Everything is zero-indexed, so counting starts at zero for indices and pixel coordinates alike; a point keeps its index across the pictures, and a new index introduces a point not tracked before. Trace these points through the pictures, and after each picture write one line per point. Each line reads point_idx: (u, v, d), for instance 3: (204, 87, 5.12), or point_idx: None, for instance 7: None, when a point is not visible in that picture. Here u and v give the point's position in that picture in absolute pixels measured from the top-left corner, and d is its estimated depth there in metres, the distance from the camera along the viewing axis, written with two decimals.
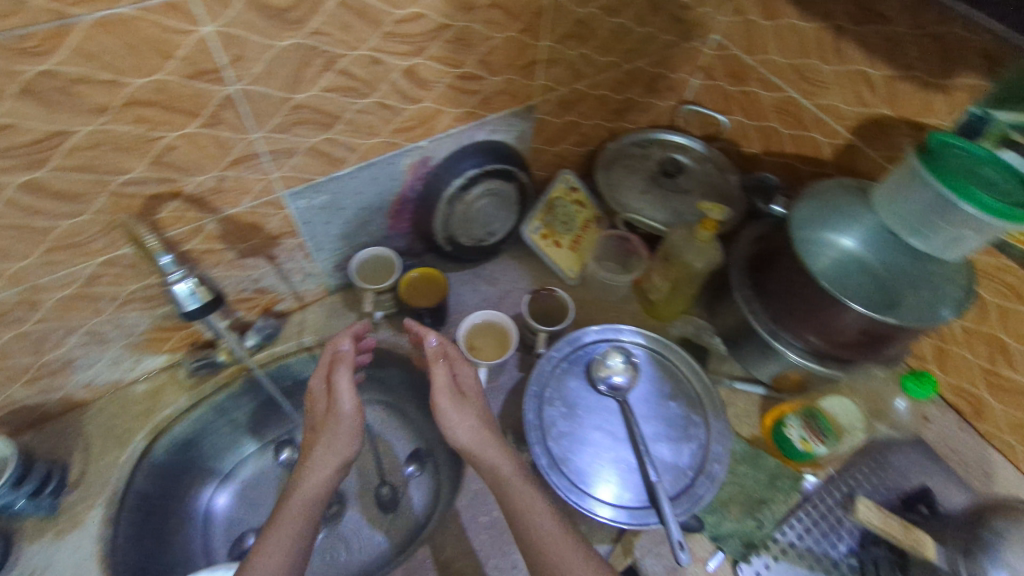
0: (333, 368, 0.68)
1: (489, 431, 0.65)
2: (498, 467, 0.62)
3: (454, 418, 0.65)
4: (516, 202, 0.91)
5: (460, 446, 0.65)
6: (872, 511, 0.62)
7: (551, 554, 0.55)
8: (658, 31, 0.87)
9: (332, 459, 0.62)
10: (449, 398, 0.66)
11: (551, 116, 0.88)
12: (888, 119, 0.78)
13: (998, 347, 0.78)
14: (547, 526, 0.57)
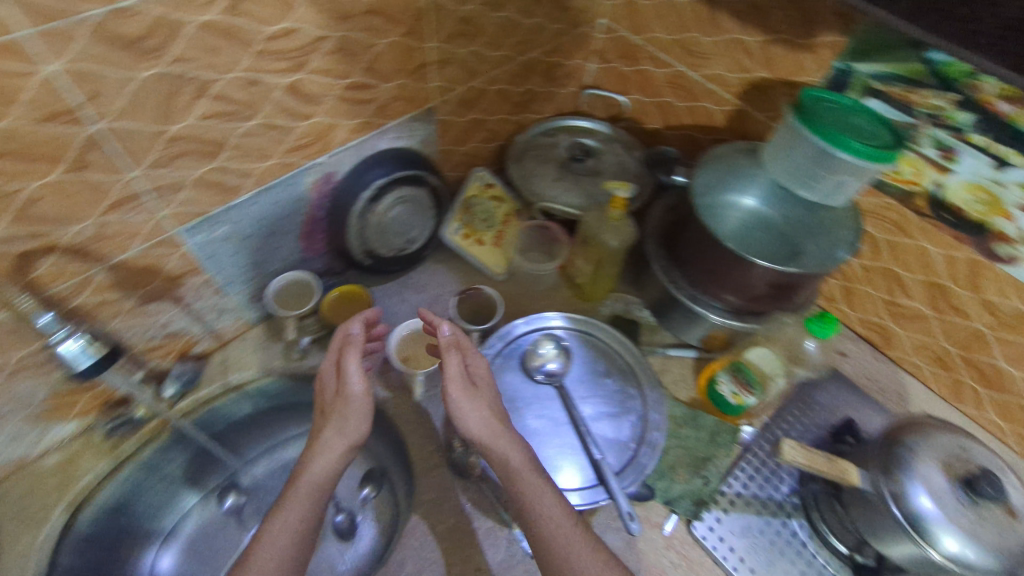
0: (346, 358, 0.65)
1: (501, 422, 0.63)
2: (510, 457, 0.61)
3: (465, 408, 0.63)
4: (431, 206, 0.90)
5: (472, 436, 0.63)
6: (796, 451, 0.66)
7: (558, 552, 0.55)
8: (545, 20, 0.88)
9: (331, 456, 0.61)
10: (461, 386, 0.63)
11: (453, 117, 0.88)
12: (767, 82, 0.82)
13: (892, 278, 0.85)
14: (560, 523, 0.57)
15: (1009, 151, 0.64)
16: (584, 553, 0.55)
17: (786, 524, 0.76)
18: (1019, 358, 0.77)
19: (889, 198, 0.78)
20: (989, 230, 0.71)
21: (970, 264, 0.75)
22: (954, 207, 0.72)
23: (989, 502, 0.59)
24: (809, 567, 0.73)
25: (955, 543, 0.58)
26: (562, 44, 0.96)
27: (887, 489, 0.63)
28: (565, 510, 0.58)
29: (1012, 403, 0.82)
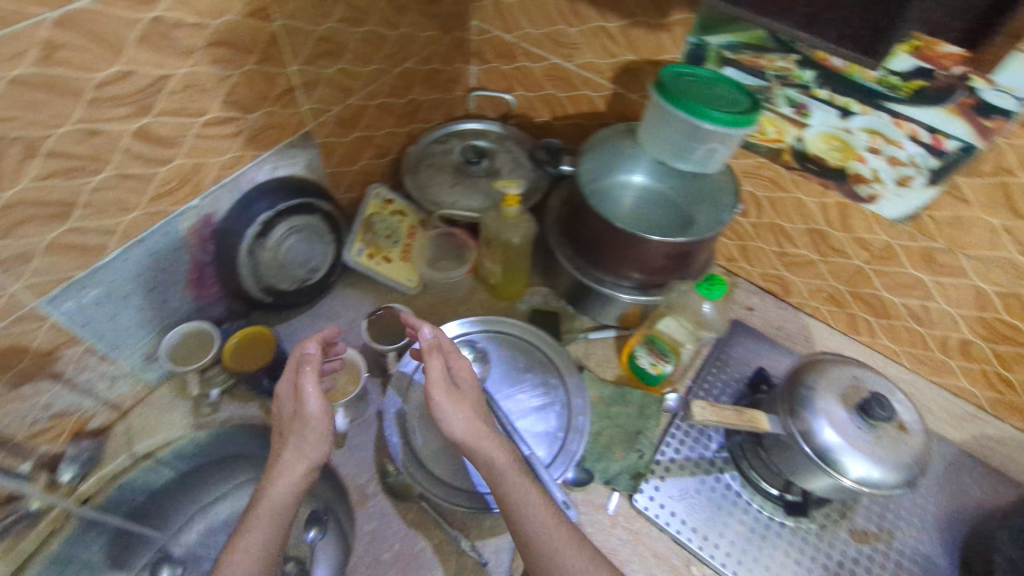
0: (308, 377, 0.60)
1: (485, 424, 0.62)
2: (494, 459, 0.60)
3: (449, 412, 0.61)
4: (328, 230, 0.87)
5: (456, 440, 0.61)
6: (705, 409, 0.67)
7: (546, 549, 0.57)
8: (414, 29, 0.87)
9: (293, 477, 0.57)
10: (444, 390, 0.62)
11: (336, 138, 0.86)
12: (634, 63, 0.85)
13: (778, 231, 0.91)
14: (542, 525, 0.58)
15: (849, 100, 0.70)
16: (569, 553, 0.57)
17: (720, 478, 0.80)
18: (894, 285, 0.85)
19: (760, 158, 0.83)
20: (848, 174, 0.77)
21: (839, 207, 0.81)
22: (815, 157, 0.78)
23: (882, 424, 0.64)
24: (746, 514, 0.77)
25: (861, 467, 0.63)
26: (438, 50, 0.95)
27: (796, 429, 0.67)
28: (545, 508, 0.59)
29: (898, 327, 0.90)
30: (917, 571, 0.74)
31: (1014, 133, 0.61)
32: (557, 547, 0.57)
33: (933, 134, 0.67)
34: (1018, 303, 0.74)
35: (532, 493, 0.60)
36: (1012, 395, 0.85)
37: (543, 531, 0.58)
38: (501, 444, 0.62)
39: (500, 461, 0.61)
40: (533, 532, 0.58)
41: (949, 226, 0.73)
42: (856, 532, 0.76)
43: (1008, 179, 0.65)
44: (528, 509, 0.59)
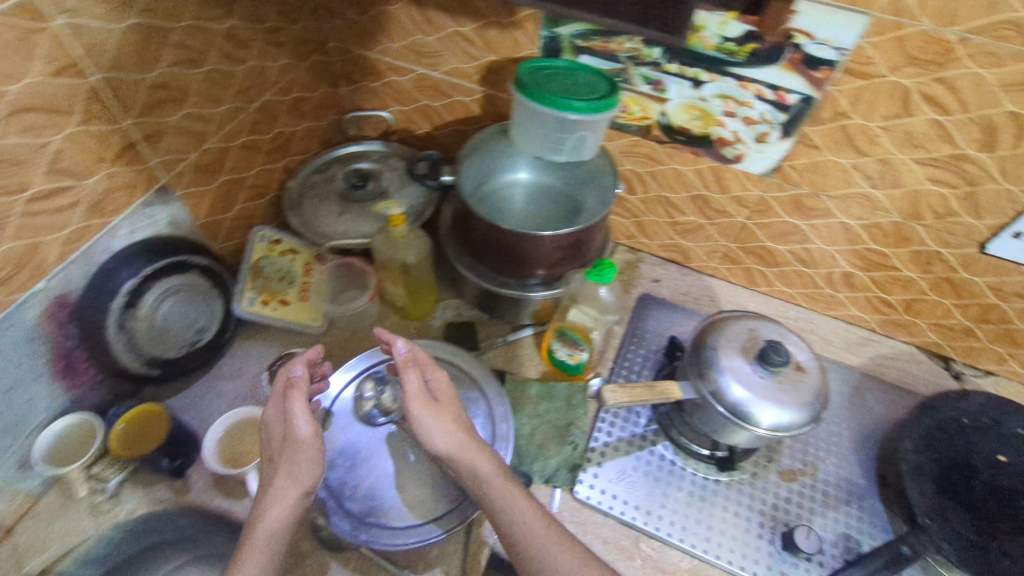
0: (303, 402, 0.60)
1: (466, 434, 0.64)
2: (477, 469, 0.62)
3: (430, 426, 0.62)
4: (211, 285, 0.82)
5: (439, 452, 0.63)
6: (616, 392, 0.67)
7: (537, 553, 0.58)
8: (264, 60, 0.83)
9: (288, 502, 0.56)
10: (425, 405, 0.63)
11: (200, 186, 0.80)
12: (497, 63, 0.85)
13: (665, 203, 0.94)
14: (530, 526, 0.59)
15: (697, 71, 0.73)
16: (558, 552, 0.58)
17: (654, 451, 0.82)
18: (776, 234, 0.90)
19: (633, 137, 0.86)
20: (713, 139, 0.80)
21: (712, 171, 0.85)
22: (681, 129, 0.81)
23: (781, 368, 0.67)
24: (684, 480, 0.79)
25: (771, 414, 0.66)
26: (298, 78, 0.91)
27: (707, 390, 0.69)
28: (532, 510, 0.60)
29: (788, 272, 0.95)
30: (842, 495, 0.79)
31: (839, 80, 0.67)
32: (545, 546, 0.58)
33: (775, 91, 0.71)
34: (880, 231, 0.81)
35: (518, 498, 0.61)
36: (895, 314, 0.93)
37: (530, 533, 0.59)
38: (484, 453, 0.63)
39: (485, 469, 0.62)
40: (520, 534, 0.59)
41: (808, 173, 0.78)
42: (784, 472, 0.80)
43: (845, 121, 0.70)
44: (516, 514, 0.60)
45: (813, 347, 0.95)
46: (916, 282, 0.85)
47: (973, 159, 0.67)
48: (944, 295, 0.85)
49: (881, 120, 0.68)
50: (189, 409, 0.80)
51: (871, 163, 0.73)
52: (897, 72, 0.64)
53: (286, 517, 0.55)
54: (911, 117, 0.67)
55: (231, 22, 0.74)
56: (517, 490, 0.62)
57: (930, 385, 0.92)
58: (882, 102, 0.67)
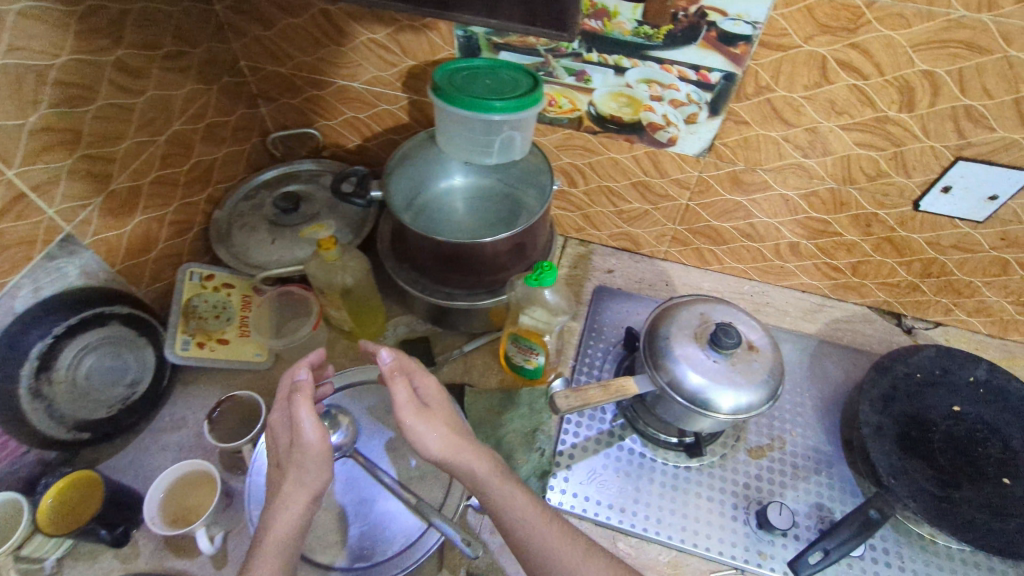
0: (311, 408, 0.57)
1: (460, 435, 0.61)
2: (475, 470, 0.59)
3: (422, 431, 0.59)
4: (138, 333, 0.77)
5: (434, 457, 0.59)
6: (570, 397, 0.64)
7: (544, 552, 0.56)
8: (167, 89, 0.78)
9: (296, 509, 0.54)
10: (417, 412, 0.60)
11: (112, 231, 0.74)
12: (417, 68, 0.82)
13: (607, 192, 0.93)
14: (536, 525, 0.57)
15: (618, 57, 0.71)
16: (563, 549, 0.56)
17: (623, 446, 0.80)
18: (720, 213, 0.89)
19: (566, 130, 0.84)
20: (645, 125, 0.79)
21: (648, 156, 0.83)
22: (611, 117, 0.79)
23: (734, 350, 0.67)
24: (655, 471, 0.78)
25: (729, 398, 0.65)
26: (209, 102, 0.86)
27: (664, 381, 0.68)
28: (533, 506, 0.58)
29: (737, 248, 0.95)
30: (811, 465, 0.79)
31: (757, 54, 0.66)
32: (551, 545, 0.56)
33: (697, 71, 0.70)
34: (818, 199, 0.81)
35: (519, 497, 0.58)
36: (844, 278, 0.93)
37: (536, 534, 0.57)
38: (486, 454, 0.61)
39: (490, 471, 0.59)
40: (527, 536, 0.57)
41: (741, 148, 0.78)
42: (753, 450, 0.80)
43: (769, 95, 0.70)
44: (518, 514, 0.57)
45: (770, 320, 0.95)
46: (859, 245, 0.86)
47: (895, 121, 0.68)
48: (887, 255, 0.86)
49: (803, 90, 0.68)
50: (130, 470, 0.75)
51: (800, 133, 0.73)
52: (812, 42, 0.63)
53: (295, 527, 0.54)
54: (831, 84, 0.66)
55: (118, 52, 0.69)
56: (521, 490, 0.59)
57: (884, 343, 0.93)
58: (802, 73, 0.66)
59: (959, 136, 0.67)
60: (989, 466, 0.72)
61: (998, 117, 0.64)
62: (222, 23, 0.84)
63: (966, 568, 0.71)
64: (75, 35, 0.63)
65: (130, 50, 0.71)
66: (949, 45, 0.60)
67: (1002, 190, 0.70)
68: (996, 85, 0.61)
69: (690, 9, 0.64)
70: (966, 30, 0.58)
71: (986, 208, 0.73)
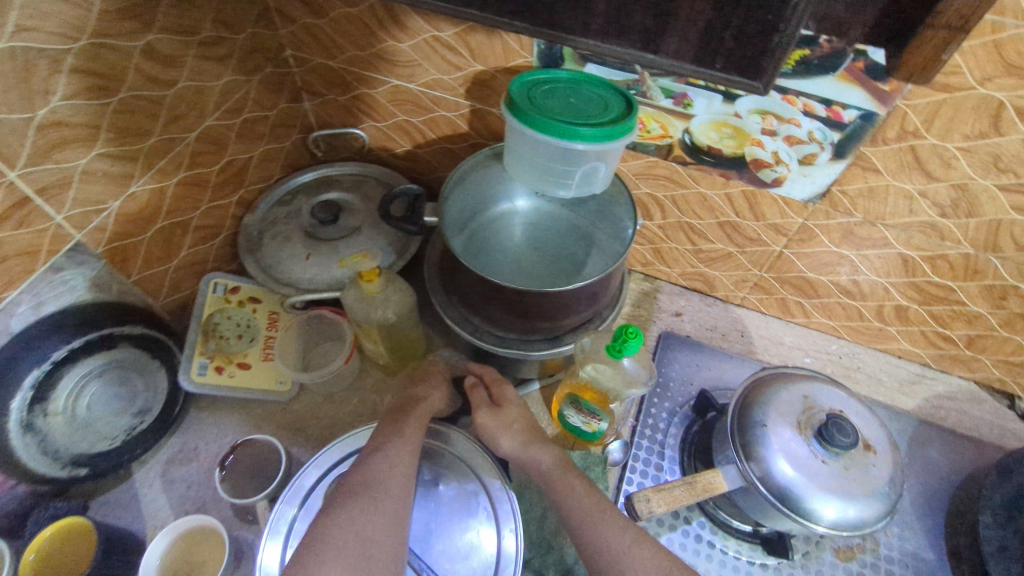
0: (409, 406, 0.63)
1: (536, 439, 0.63)
2: (539, 462, 0.61)
3: (495, 430, 0.64)
4: (150, 356, 0.70)
5: (507, 452, 0.63)
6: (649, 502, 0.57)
7: (588, 529, 0.53)
8: (202, 78, 0.68)
9: (389, 502, 0.52)
10: (488, 410, 0.65)
11: (129, 238, 0.65)
12: (486, 73, 0.71)
13: (688, 229, 0.81)
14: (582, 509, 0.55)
15: None
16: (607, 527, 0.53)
17: (688, 530, 0.70)
18: (818, 264, 0.77)
19: (650, 157, 0.72)
20: (748, 161, 0.67)
21: (745, 195, 0.71)
22: (708, 149, 0.67)
23: (848, 451, 0.55)
24: (725, 566, 0.67)
25: (835, 508, 0.54)
26: (248, 95, 0.76)
27: (755, 475, 0.57)
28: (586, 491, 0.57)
29: (831, 304, 0.82)
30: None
31: (913, 93, 0.53)
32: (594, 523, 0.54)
33: (828, 106, 0.57)
34: (946, 263, 0.68)
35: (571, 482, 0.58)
36: (954, 350, 0.80)
37: (577, 513, 0.55)
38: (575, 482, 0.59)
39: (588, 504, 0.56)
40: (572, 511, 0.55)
41: (862, 199, 0.65)
42: (840, 550, 0.69)
43: (915, 142, 0.57)
44: (571, 500, 0.56)
45: (861, 389, 0.83)
46: (984, 317, 0.73)
47: None
48: (1016, 332, 0.73)
49: (961, 140, 0.55)
50: (132, 508, 0.67)
51: (942, 189, 0.60)
52: (989, 84, 0.51)
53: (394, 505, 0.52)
54: (1000, 137, 0.54)
55: (149, 36, 0.60)
56: (621, 521, 0.54)
57: (995, 429, 0.80)
58: (965, 120, 0.54)
59: None
60: None
61: None
62: (269, 6, 0.74)
63: None
64: (98, 15, 0.54)
65: (161, 35, 0.61)
66: None
67: None
68: None
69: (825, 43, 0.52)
70: None
71: None
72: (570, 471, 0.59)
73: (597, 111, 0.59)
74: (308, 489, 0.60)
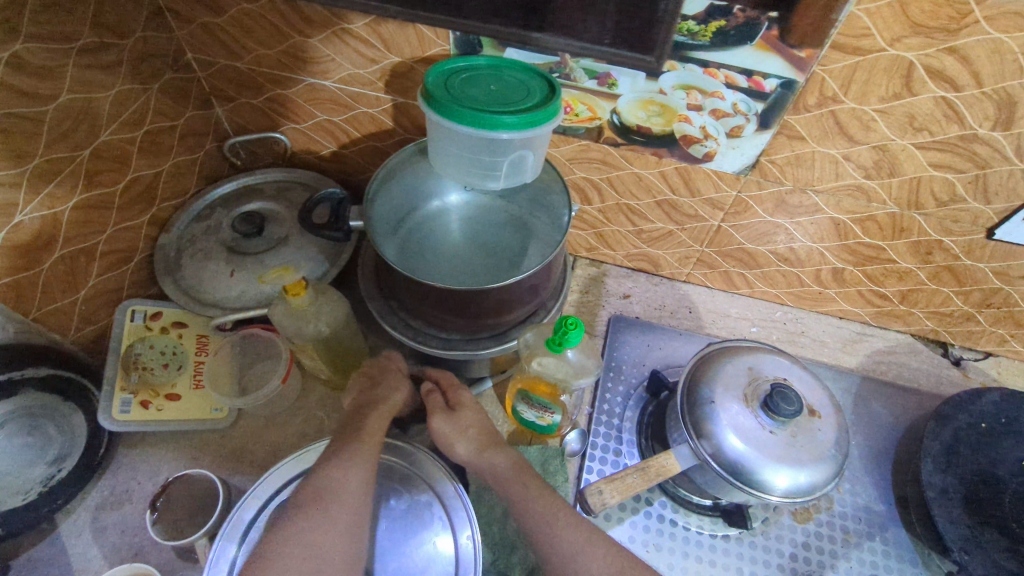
0: (356, 424, 0.60)
1: (488, 442, 0.61)
2: (491, 466, 0.59)
3: (445, 437, 0.62)
4: (64, 398, 0.64)
5: (460, 458, 0.61)
6: (603, 492, 0.55)
7: (544, 530, 0.53)
8: (89, 90, 0.63)
9: (338, 519, 0.50)
10: (436, 417, 0.62)
11: (23, 272, 0.60)
12: (403, 65, 0.68)
13: (627, 210, 0.80)
14: (538, 511, 0.54)
15: None
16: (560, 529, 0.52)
17: (650, 512, 0.70)
18: (756, 235, 0.77)
19: (581, 141, 0.70)
20: (678, 137, 0.66)
21: (679, 172, 0.71)
22: (637, 128, 0.66)
23: (793, 419, 0.56)
24: (688, 542, 0.68)
25: (786, 477, 0.54)
26: (149, 105, 0.71)
27: (706, 453, 0.57)
28: (543, 491, 0.56)
29: (772, 273, 0.83)
30: (863, 529, 0.70)
31: (827, 58, 0.53)
32: (552, 526, 0.53)
33: (749, 76, 0.57)
34: (874, 223, 0.70)
35: (525, 484, 0.56)
36: (890, 306, 0.83)
37: (532, 515, 0.54)
38: (532, 481, 0.57)
39: (545, 504, 0.55)
40: (526, 513, 0.54)
41: (791, 166, 0.66)
42: (797, 512, 0.70)
43: (835, 107, 0.57)
44: (526, 504, 0.55)
45: (807, 352, 0.85)
46: (914, 273, 0.75)
47: (985, 139, 0.56)
48: (944, 284, 0.76)
49: (878, 102, 0.56)
50: (58, 563, 0.61)
51: (864, 151, 0.61)
52: (899, 44, 0.51)
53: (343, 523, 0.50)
54: (913, 96, 0.54)
55: (16, 46, 0.54)
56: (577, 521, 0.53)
57: (932, 378, 0.83)
58: (880, 82, 0.54)
59: None
60: None
61: None
62: (160, 6, 0.68)
63: None
64: None
65: (31, 44, 0.55)
66: None
67: None
68: None
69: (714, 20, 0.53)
70: None
71: None
72: (524, 474, 0.57)
73: (517, 97, 0.57)
74: (250, 523, 0.56)
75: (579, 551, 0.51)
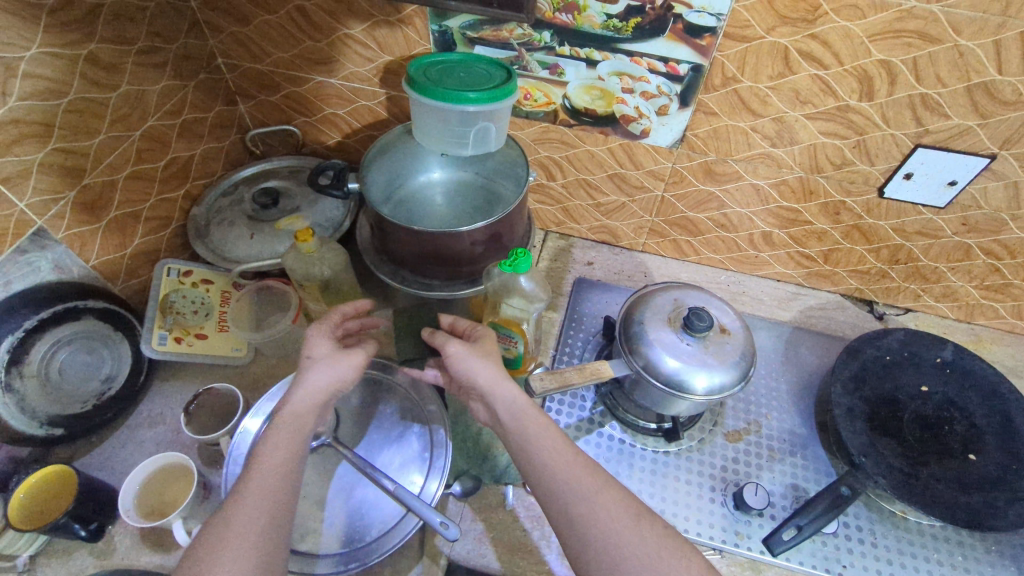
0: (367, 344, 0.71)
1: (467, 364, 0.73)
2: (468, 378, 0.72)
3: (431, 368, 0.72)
4: (114, 329, 0.78)
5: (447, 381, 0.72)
6: (547, 381, 0.68)
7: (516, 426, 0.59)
8: (140, 83, 0.78)
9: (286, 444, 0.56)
10: None
11: (87, 226, 0.74)
12: (393, 63, 0.83)
13: (586, 185, 0.94)
14: (516, 405, 0.60)
15: (589, 50, 0.73)
16: (534, 432, 0.58)
17: (602, 432, 0.82)
18: (694, 203, 0.91)
19: (542, 123, 0.85)
20: (618, 117, 0.80)
21: (623, 148, 0.85)
22: (585, 110, 0.81)
23: (705, 333, 0.69)
24: (634, 457, 0.80)
25: (703, 378, 0.67)
26: (186, 99, 0.86)
27: (639, 365, 0.70)
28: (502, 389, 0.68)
29: (713, 239, 0.97)
30: (786, 447, 0.81)
31: (722, 46, 0.68)
32: (526, 426, 0.59)
33: (666, 63, 0.72)
34: (788, 187, 0.83)
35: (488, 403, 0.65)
36: (816, 266, 0.96)
37: (506, 406, 0.60)
38: (545, 421, 0.60)
39: (554, 448, 0.57)
40: (504, 406, 0.60)
41: (712, 139, 0.80)
42: (729, 434, 0.82)
43: (736, 85, 0.72)
44: (503, 400, 0.61)
45: (746, 308, 0.97)
46: (829, 233, 0.88)
47: (857, 109, 0.70)
48: (856, 242, 0.89)
49: (768, 80, 0.70)
50: (106, 466, 0.75)
51: (767, 123, 0.75)
52: (774, 32, 0.65)
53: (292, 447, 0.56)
54: (794, 75, 0.69)
55: (91, 46, 0.70)
56: None
57: (857, 329, 0.96)
58: (766, 64, 0.68)
59: (917, 123, 0.70)
60: (956, 443, 0.76)
61: (952, 105, 0.66)
62: (198, 19, 0.85)
63: (936, 543, 0.74)
64: (46, 28, 0.64)
65: (102, 44, 0.71)
66: (902, 34, 0.62)
67: (960, 176, 0.73)
68: (948, 74, 0.64)
69: (562, 17, 0.71)
70: (917, 21, 0.60)
71: (946, 194, 0.76)
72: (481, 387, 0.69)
73: (481, 78, 0.72)
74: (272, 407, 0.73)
75: (540, 446, 0.57)
